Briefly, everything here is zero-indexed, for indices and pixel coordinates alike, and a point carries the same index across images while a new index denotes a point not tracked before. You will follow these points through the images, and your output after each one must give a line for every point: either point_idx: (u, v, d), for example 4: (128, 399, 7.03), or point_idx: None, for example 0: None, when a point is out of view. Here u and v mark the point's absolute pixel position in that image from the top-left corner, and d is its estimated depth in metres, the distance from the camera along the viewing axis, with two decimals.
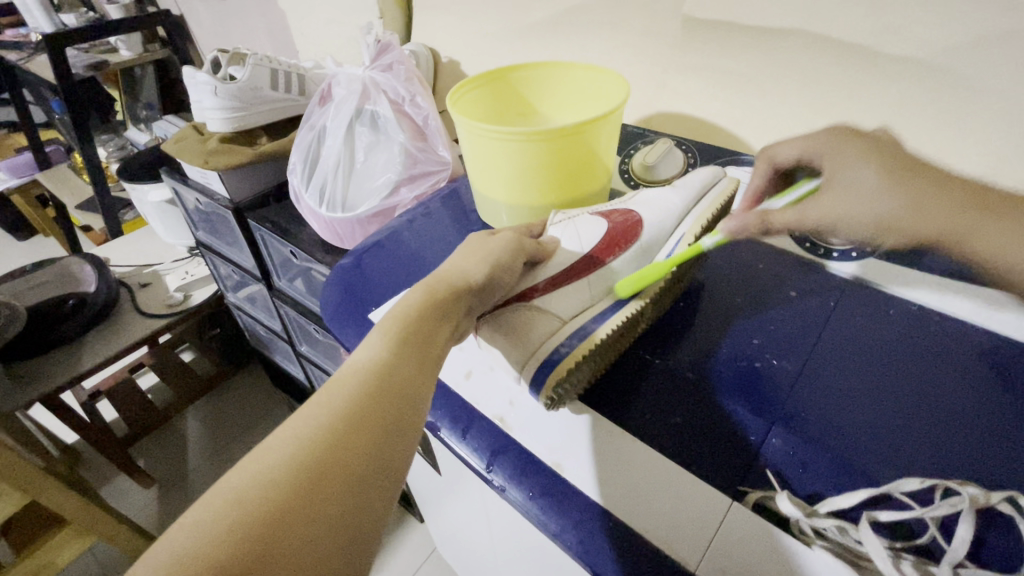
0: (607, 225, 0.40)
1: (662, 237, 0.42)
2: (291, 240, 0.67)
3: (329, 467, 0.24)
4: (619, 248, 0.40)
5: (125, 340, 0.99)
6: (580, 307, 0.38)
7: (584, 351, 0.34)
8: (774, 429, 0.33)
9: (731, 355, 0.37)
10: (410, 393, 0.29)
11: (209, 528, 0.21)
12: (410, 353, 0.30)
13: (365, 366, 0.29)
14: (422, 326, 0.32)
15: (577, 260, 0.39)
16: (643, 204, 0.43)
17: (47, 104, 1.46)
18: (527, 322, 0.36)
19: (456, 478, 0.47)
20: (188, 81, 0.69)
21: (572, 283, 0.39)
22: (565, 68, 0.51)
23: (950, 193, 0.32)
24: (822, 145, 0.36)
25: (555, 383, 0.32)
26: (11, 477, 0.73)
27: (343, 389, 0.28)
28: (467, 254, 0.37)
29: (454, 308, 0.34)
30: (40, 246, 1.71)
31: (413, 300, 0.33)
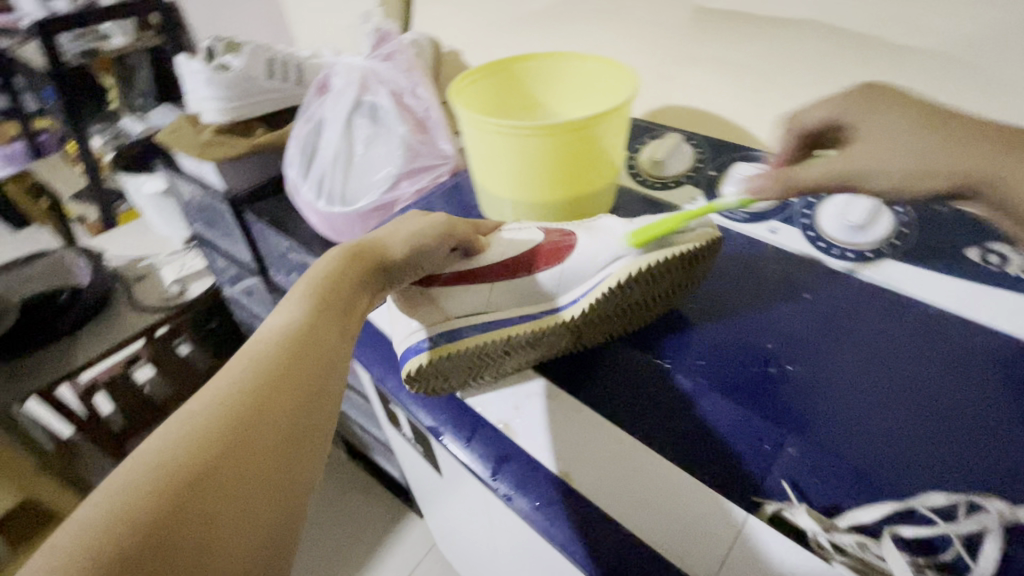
0: (537, 238, 0.39)
1: (588, 270, 0.37)
2: (288, 234, 0.66)
3: (266, 417, 0.27)
4: (532, 267, 0.38)
5: (122, 334, 0.98)
6: (471, 309, 0.37)
7: (445, 350, 0.35)
8: (789, 437, 0.31)
9: (742, 360, 0.36)
10: (329, 352, 0.32)
11: (155, 470, 0.23)
12: (328, 317, 0.33)
13: (279, 329, 0.31)
14: (339, 298, 0.34)
15: (492, 263, 0.38)
16: (590, 230, 0.39)
17: (38, 92, 1.43)
18: (415, 307, 0.38)
19: (457, 481, 0.46)
20: (181, 70, 0.67)
21: (475, 286, 0.38)
22: (571, 59, 0.49)
23: (972, 136, 0.31)
24: (846, 109, 0.36)
25: (413, 366, 0.35)
26: (7, 473, 0.72)
27: (265, 350, 0.30)
28: (400, 232, 0.38)
29: (372, 278, 0.37)
30: (34, 237, 1.69)
31: (332, 265, 0.36)
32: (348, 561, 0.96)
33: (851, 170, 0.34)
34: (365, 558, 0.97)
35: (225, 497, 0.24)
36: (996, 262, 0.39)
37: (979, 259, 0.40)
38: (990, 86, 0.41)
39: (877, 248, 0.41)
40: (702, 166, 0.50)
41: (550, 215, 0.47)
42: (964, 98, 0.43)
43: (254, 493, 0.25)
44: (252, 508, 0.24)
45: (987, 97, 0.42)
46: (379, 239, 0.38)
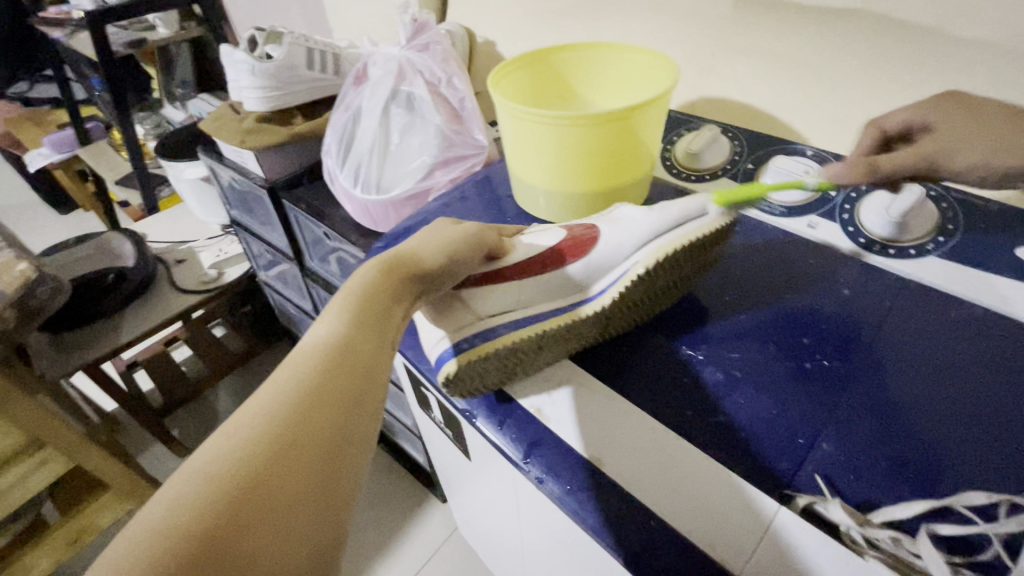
0: (561, 236, 0.39)
1: (614, 259, 0.38)
2: (325, 221, 0.68)
3: (304, 433, 0.26)
4: (563, 263, 0.38)
5: (162, 315, 1.01)
6: (500, 309, 0.38)
7: (481, 352, 0.35)
8: (824, 433, 0.31)
9: (778, 354, 0.36)
10: (368, 366, 0.30)
11: (191, 497, 0.23)
12: (367, 330, 0.31)
13: (317, 343, 0.30)
14: (378, 303, 0.33)
15: (519, 262, 0.38)
16: (610, 222, 0.40)
17: (88, 81, 1.49)
18: (446, 309, 0.37)
19: (485, 466, 0.47)
20: (226, 59, 0.69)
21: (504, 284, 0.38)
22: (610, 49, 0.49)
23: (996, 109, 0.38)
24: (934, 112, 0.39)
25: (451, 368, 0.34)
26: (56, 440, 0.75)
27: (302, 363, 0.29)
28: (430, 239, 0.37)
29: (407, 290, 0.35)
30: (81, 220, 1.77)
31: (365, 279, 0.34)
32: (373, 541, 0.99)
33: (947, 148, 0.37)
34: (389, 539, 0.99)
35: (269, 514, 0.23)
36: None
37: None
38: None
39: (920, 244, 0.40)
40: (739, 159, 0.50)
41: (585, 206, 0.47)
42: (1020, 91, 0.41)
43: (292, 519, 0.24)
44: (292, 523, 0.24)
45: None
46: (409, 248, 0.36)
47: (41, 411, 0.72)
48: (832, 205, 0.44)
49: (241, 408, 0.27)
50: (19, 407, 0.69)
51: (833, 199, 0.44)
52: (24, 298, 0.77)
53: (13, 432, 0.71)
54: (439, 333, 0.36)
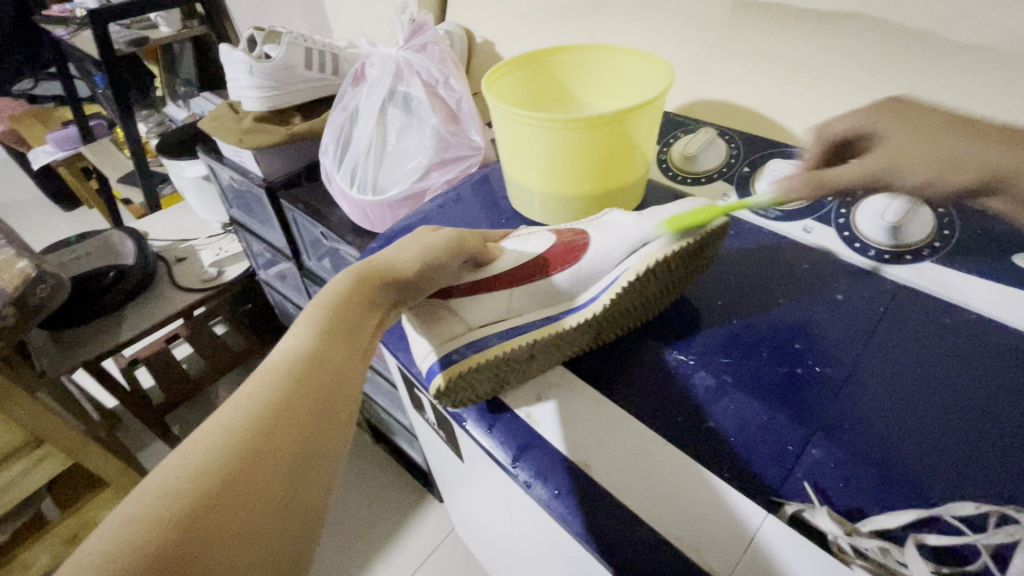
0: (550, 243, 0.39)
1: (603, 266, 0.39)
2: (322, 221, 0.68)
3: (270, 446, 0.26)
4: (554, 269, 0.39)
5: (162, 313, 1.02)
6: (490, 318, 0.38)
7: (471, 363, 0.35)
8: (814, 439, 0.31)
9: (770, 359, 0.35)
10: (338, 377, 0.31)
11: (153, 516, 0.23)
12: (336, 342, 0.32)
13: (288, 356, 0.30)
14: (349, 316, 0.33)
15: (509, 270, 0.38)
16: (602, 227, 0.40)
17: (92, 79, 1.49)
18: (436, 317, 0.37)
19: (477, 469, 0.47)
20: (224, 59, 0.69)
21: (494, 292, 0.38)
22: (606, 51, 0.49)
23: None
24: (886, 120, 0.33)
25: (445, 381, 0.34)
26: (55, 438, 0.76)
27: (271, 376, 0.29)
28: (407, 247, 0.37)
29: (381, 297, 0.35)
30: (86, 218, 1.78)
31: (337, 290, 0.34)
32: (370, 540, 0.99)
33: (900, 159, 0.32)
34: (387, 539, 0.99)
35: (230, 529, 0.23)
36: None
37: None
38: None
39: (915, 250, 0.40)
40: (735, 161, 0.49)
41: (580, 209, 0.47)
42: None
43: (255, 532, 0.24)
44: (254, 539, 0.24)
45: None
46: (386, 257, 0.37)
47: (40, 407, 0.72)
48: (828, 208, 0.44)
49: (205, 424, 0.27)
50: (17, 403, 0.70)
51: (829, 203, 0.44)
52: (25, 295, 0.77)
53: (11, 428, 0.71)
54: (428, 343, 0.36)
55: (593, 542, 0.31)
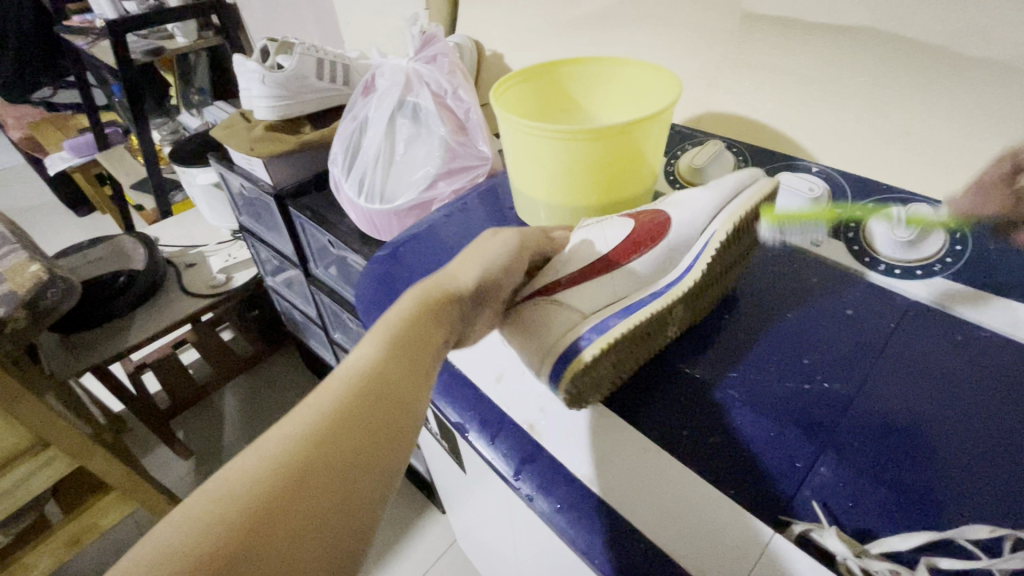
0: (631, 224, 0.39)
1: (691, 236, 0.40)
2: (330, 229, 0.68)
3: (320, 466, 0.27)
4: (644, 248, 0.38)
5: (170, 318, 1.02)
6: (603, 304, 0.37)
7: (604, 342, 0.32)
8: (822, 456, 0.31)
9: (778, 373, 0.35)
10: (396, 401, 0.30)
11: (206, 523, 0.24)
12: (402, 358, 0.32)
13: (353, 370, 0.31)
14: (415, 332, 0.33)
15: (600, 256, 0.38)
16: (673, 204, 0.41)
17: (110, 88, 1.53)
18: (544, 318, 0.35)
19: (479, 480, 0.47)
20: (238, 69, 0.70)
21: (597, 280, 0.38)
22: (613, 64, 0.49)
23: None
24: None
25: (575, 374, 0.31)
26: (61, 441, 0.76)
27: (335, 389, 0.30)
28: (464, 259, 0.38)
29: (447, 313, 0.34)
30: (98, 223, 1.81)
31: (405, 307, 0.34)
32: (371, 551, 0.98)
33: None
34: (389, 549, 0.98)
35: (273, 551, 0.24)
36: None
37: None
38: None
39: (927, 265, 0.39)
40: None
41: (585, 220, 0.47)
42: None
43: (296, 557, 0.24)
44: (296, 562, 0.24)
45: None
46: (447, 273, 0.37)
47: (46, 410, 0.73)
48: (836, 225, 0.44)
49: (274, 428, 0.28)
50: (25, 406, 0.70)
51: (838, 217, 0.44)
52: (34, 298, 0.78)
53: (18, 430, 0.72)
54: (548, 336, 0.34)
55: (591, 557, 0.30)
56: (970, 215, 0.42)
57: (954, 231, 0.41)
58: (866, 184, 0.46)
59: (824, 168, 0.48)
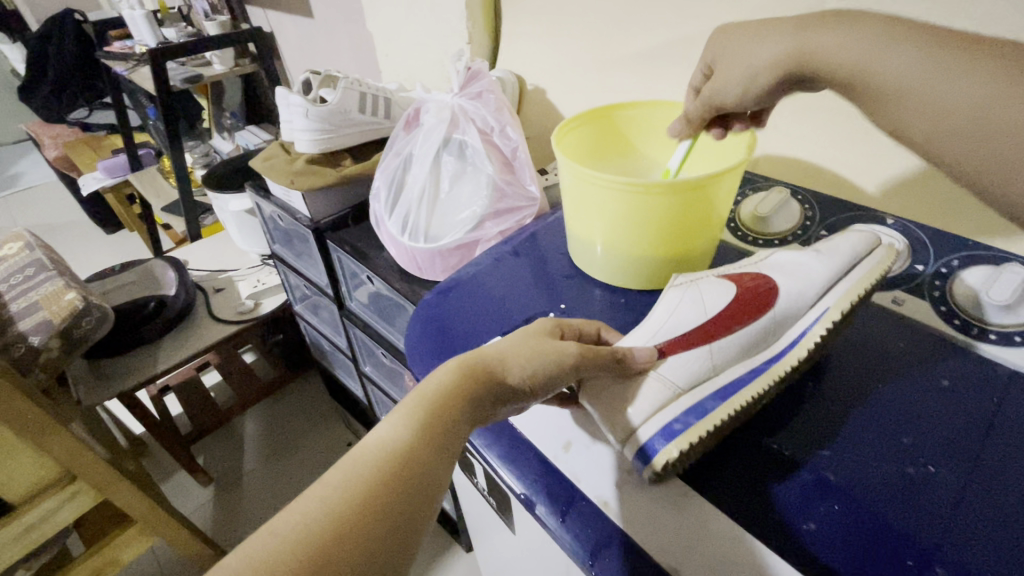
0: (736, 289, 0.38)
1: (798, 308, 0.38)
2: (369, 265, 0.67)
3: (342, 557, 0.25)
4: (746, 320, 0.37)
5: (197, 345, 1.01)
6: (694, 379, 0.35)
7: (701, 432, 0.31)
8: (939, 554, 0.28)
9: (876, 453, 0.32)
10: (424, 482, 0.29)
11: None
12: (432, 442, 0.30)
13: (376, 447, 0.29)
14: (447, 414, 0.31)
15: (697, 324, 0.36)
16: (779, 270, 0.39)
17: (145, 112, 1.56)
18: (632, 391, 0.34)
19: (532, 543, 0.44)
20: (281, 103, 0.70)
21: (696, 350, 0.36)
22: (676, 108, 0.47)
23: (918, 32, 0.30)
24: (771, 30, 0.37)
25: (664, 465, 0.30)
26: (87, 474, 0.74)
27: (354, 463, 0.28)
28: (517, 348, 0.34)
29: (482, 394, 0.32)
30: (126, 242, 1.84)
31: (441, 382, 0.31)
32: None
33: (859, 59, 0.32)
34: None
35: None
36: None
37: None
38: None
39: None
40: (810, 225, 0.47)
41: (648, 271, 0.45)
42: None
43: None
44: None
45: None
46: (494, 353, 0.34)
47: (74, 443, 0.71)
48: (920, 282, 0.41)
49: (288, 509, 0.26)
50: (54, 438, 0.69)
51: (920, 274, 0.42)
52: (69, 328, 0.78)
53: (46, 465, 0.70)
54: (643, 412, 0.33)
55: None
56: None
57: None
58: (950, 238, 0.43)
59: (901, 220, 0.46)
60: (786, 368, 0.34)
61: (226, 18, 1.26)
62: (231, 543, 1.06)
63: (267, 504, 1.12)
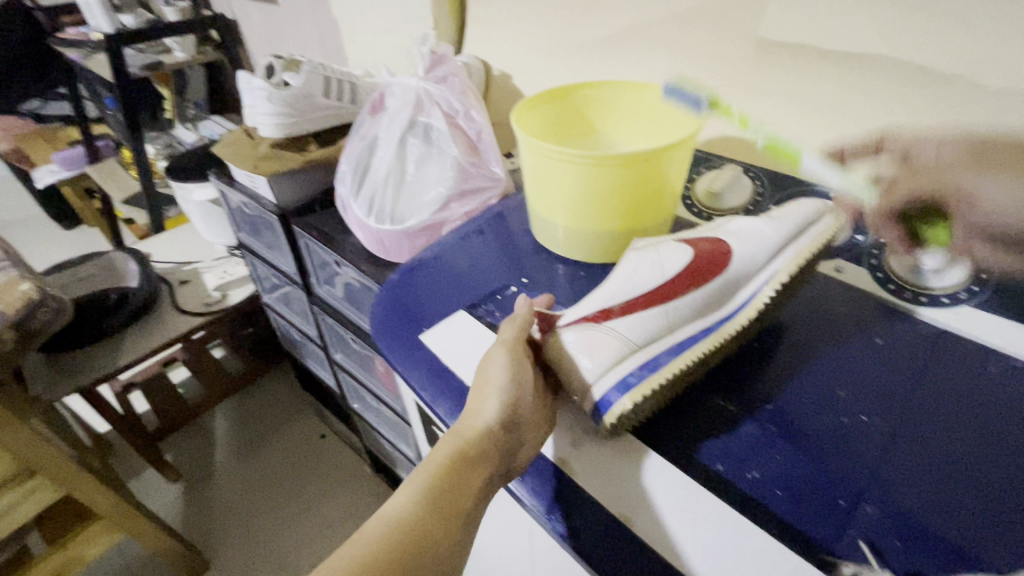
0: (692, 252, 0.38)
1: (752, 269, 0.38)
2: (336, 249, 0.67)
3: None
4: (702, 280, 0.37)
5: (162, 337, 0.99)
6: (650, 336, 0.36)
7: (654, 385, 0.33)
8: (866, 494, 0.30)
9: (815, 406, 0.34)
10: (433, 551, 0.32)
11: None
12: (443, 508, 0.33)
13: (393, 521, 0.32)
14: (451, 484, 0.34)
15: (656, 286, 0.37)
16: (733, 234, 0.40)
17: (102, 101, 1.51)
18: (594, 342, 0.35)
19: (498, 511, 0.45)
20: (243, 87, 0.69)
21: (651, 310, 0.36)
22: (631, 88, 0.49)
23: None
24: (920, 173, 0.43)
25: (614, 415, 0.33)
26: (47, 469, 0.72)
27: (374, 533, 0.31)
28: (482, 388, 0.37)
29: (479, 459, 0.35)
30: (86, 237, 1.77)
31: (443, 455, 0.35)
32: None
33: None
34: None
35: None
36: None
37: None
38: None
39: (952, 293, 0.39)
40: (761, 199, 0.49)
41: (606, 245, 0.46)
42: None
43: None
44: None
45: None
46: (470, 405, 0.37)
47: (32, 437, 0.69)
48: (859, 252, 0.44)
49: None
50: (10, 433, 0.67)
51: (859, 244, 0.44)
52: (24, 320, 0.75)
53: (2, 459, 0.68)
54: (598, 369, 0.34)
55: None
56: None
57: (978, 260, 0.41)
58: None
59: None
60: (736, 327, 0.36)
61: (186, 3, 1.23)
62: (204, 538, 1.05)
63: (240, 498, 1.11)
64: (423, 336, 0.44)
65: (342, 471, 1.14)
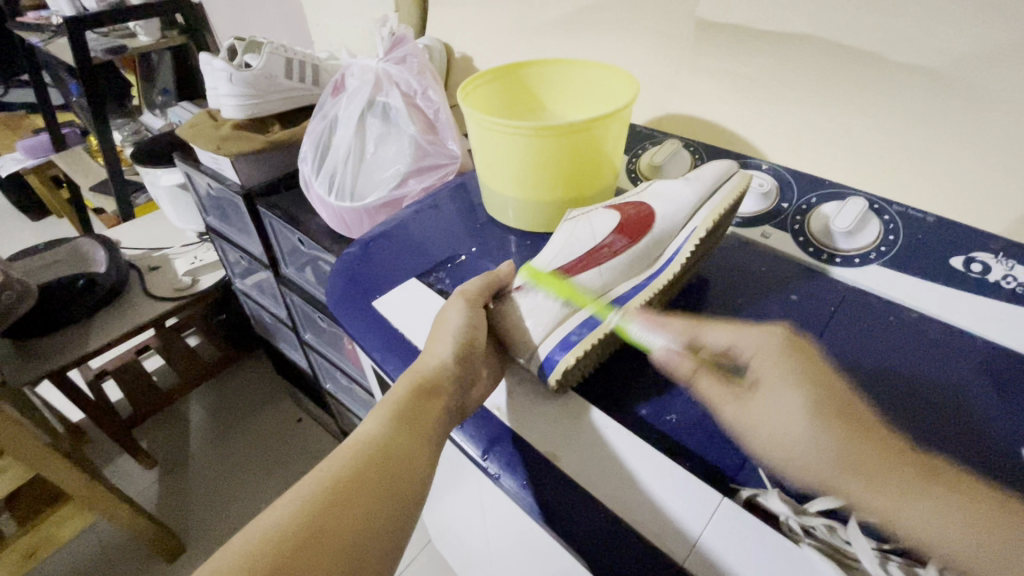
0: (617, 217, 0.41)
1: (672, 228, 0.42)
2: (300, 228, 0.68)
3: (336, 519, 0.30)
4: (629, 241, 0.40)
5: (132, 321, 1.00)
6: (587, 296, 0.38)
7: (593, 341, 0.35)
8: (769, 428, 0.33)
9: (731, 354, 0.37)
10: (403, 463, 0.34)
11: (230, 556, 0.28)
12: (407, 431, 0.35)
13: (364, 441, 0.34)
14: (416, 406, 0.36)
15: (587, 249, 0.40)
16: (655, 196, 0.43)
17: (66, 87, 1.49)
18: (535, 308, 0.38)
19: (451, 468, 0.47)
20: (204, 67, 0.70)
21: (587, 271, 0.39)
22: (576, 66, 0.51)
23: (889, 451, 0.31)
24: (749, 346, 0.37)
25: (560, 373, 0.34)
26: (16, 449, 0.73)
27: (342, 458, 0.33)
28: (436, 337, 0.38)
29: (442, 384, 0.37)
30: (53, 227, 1.75)
31: (405, 384, 0.37)
32: None
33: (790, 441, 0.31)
34: None
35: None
36: (979, 270, 0.41)
37: (965, 266, 0.41)
38: (977, 101, 0.43)
39: (864, 254, 0.43)
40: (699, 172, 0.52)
41: (553, 214, 0.49)
42: (952, 112, 0.45)
43: None
44: None
45: (977, 106, 0.44)
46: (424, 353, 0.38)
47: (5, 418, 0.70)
48: (784, 218, 0.47)
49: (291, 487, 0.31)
50: None
51: (785, 211, 0.47)
52: None
53: None
54: (542, 329, 0.36)
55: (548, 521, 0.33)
56: (902, 207, 0.46)
57: (887, 223, 0.45)
58: (811, 179, 0.49)
59: (774, 165, 0.51)
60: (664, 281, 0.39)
61: None
62: (180, 521, 1.06)
63: (217, 481, 1.12)
64: (376, 302, 0.46)
65: (317, 453, 1.16)
